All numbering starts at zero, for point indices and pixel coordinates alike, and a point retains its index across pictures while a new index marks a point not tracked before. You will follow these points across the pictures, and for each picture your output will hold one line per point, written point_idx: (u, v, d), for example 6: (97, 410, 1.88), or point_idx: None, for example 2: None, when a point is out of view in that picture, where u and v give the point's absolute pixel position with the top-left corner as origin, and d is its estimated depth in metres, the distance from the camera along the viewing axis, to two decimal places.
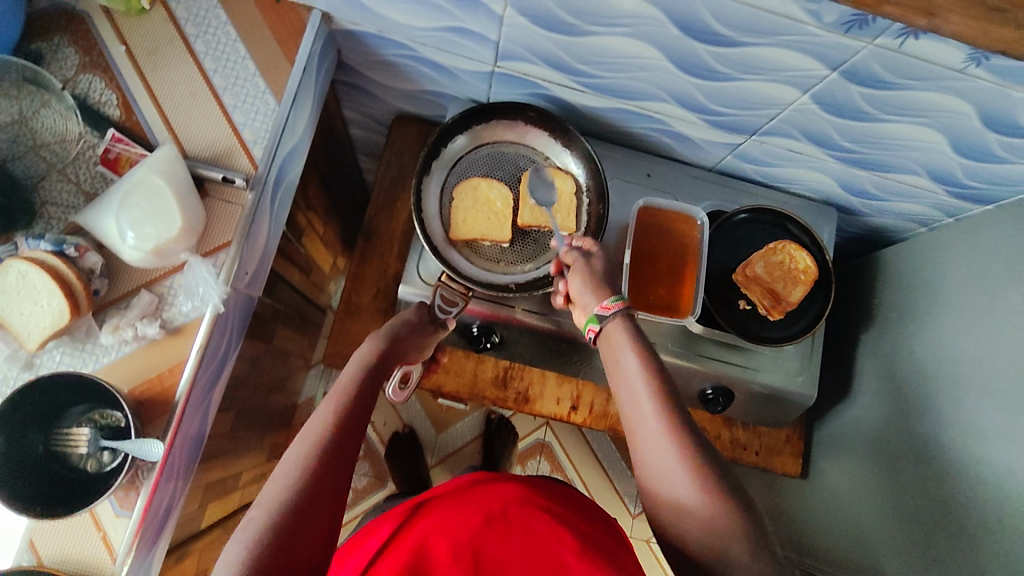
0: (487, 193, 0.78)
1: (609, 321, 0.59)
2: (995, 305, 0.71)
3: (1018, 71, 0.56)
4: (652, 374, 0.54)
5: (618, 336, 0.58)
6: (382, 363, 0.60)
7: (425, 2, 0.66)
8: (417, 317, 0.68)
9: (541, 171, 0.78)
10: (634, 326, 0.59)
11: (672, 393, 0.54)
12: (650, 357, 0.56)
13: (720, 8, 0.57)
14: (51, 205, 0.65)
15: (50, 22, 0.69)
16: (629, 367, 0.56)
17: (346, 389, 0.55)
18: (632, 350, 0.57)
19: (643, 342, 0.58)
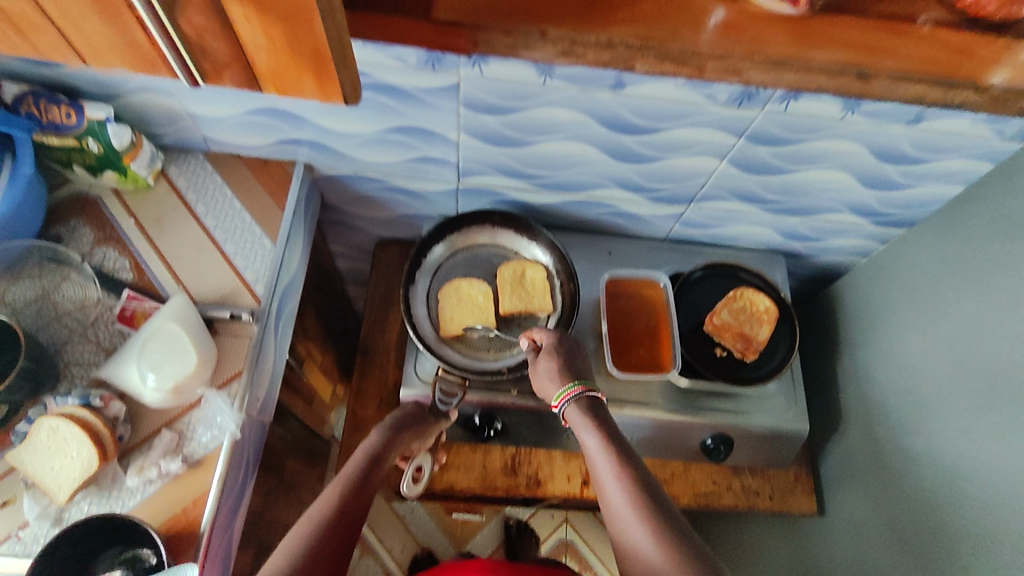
0: (468, 291, 0.85)
1: (569, 407, 0.69)
2: (940, 311, 0.79)
3: (886, 111, 0.67)
4: (607, 444, 0.62)
5: (578, 418, 0.67)
6: (386, 451, 0.68)
7: (392, 141, 0.78)
8: (416, 407, 0.77)
9: (514, 264, 0.87)
10: (592, 407, 0.68)
11: (626, 457, 0.60)
12: (605, 430, 0.64)
13: (633, 105, 0.69)
14: (75, 365, 0.71)
15: (66, 208, 0.78)
16: (591, 445, 0.63)
17: (350, 477, 0.63)
18: (591, 428, 0.64)
19: (600, 418, 0.66)
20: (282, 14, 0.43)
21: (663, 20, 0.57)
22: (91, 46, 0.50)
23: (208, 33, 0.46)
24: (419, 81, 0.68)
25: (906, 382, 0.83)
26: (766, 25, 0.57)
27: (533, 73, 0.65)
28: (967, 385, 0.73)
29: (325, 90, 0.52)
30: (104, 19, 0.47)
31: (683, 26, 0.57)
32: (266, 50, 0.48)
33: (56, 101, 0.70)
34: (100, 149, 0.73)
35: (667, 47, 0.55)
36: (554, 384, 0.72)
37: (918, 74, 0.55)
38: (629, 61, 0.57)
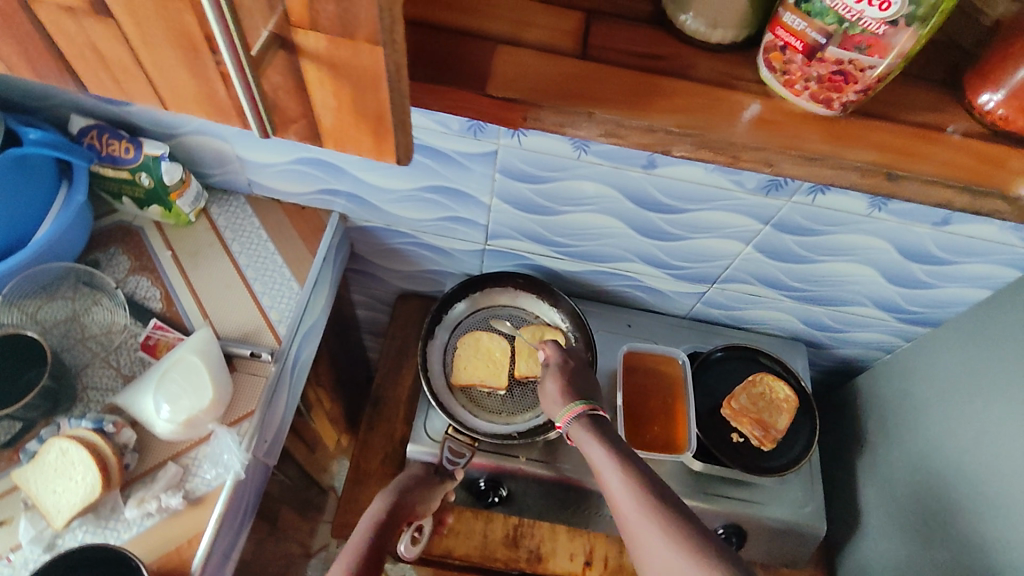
0: (488, 344, 0.87)
1: (573, 425, 0.66)
2: (965, 415, 0.77)
3: (913, 211, 0.69)
4: (615, 457, 0.60)
5: (583, 435, 0.64)
6: (391, 520, 0.67)
7: (425, 199, 0.81)
8: (421, 472, 0.75)
9: (533, 329, 0.88)
10: (595, 423, 0.65)
11: (638, 467, 0.59)
12: (611, 444, 0.61)
13: (663, 185, 0.71)
14: (92, 388, 0.72)
15: (108, 235, 0.81)
16: (599, 459, 0.61)
17: (360, 544, 0.62)
18: (598, 443, 0.62)
19: (605, 433, 0.64)
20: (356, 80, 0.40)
21: (701, 109, 0.56)
22: (165, 86, 0.44)
23: (286, 91, 0.42)
24: (458, 146, 0.71)
25: (931, 489, 0.80)
26: (801, 123, 0.57)
27: (568, 147, 0.68)
28: (1000, 498, 0.70)
29: (382, 150, 0.46)
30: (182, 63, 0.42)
31: (721, 116, 0.56)
32: (335, 111, 0.44)
33: (118, 135, 0.75)
34: (150, 183, 0.77)
35: (707, 136, 0.55)
36: (559, 405, 0.70)
37: (950, 178, 0.54)
38: (668, 145, 0.56)
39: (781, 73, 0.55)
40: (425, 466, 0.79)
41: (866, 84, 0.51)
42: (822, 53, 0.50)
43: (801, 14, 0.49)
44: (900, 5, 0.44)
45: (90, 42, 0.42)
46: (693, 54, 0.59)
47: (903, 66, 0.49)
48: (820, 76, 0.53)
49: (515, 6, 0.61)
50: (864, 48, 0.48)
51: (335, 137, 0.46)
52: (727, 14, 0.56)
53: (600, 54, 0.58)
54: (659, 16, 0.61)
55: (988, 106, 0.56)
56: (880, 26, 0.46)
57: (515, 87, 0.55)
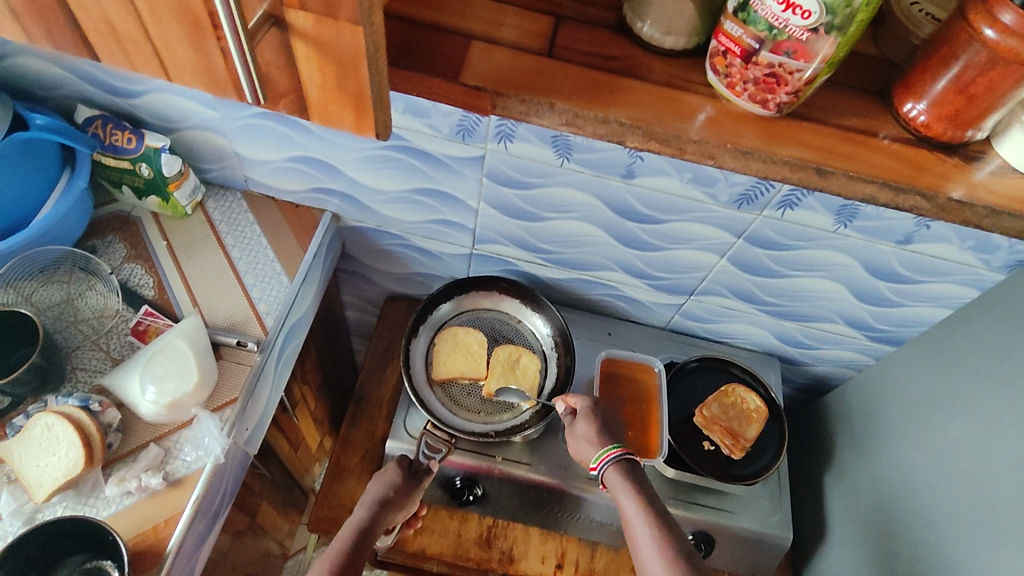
0: (465, 338, 0.90)
1: (609, 470, 0.73)
2: (926, 427, 0.79)
3: (878, 229, 0.72)
4: (649, 513, 0.67)
5: (616, 481, 0.71)
6: (374, 529, 0.71)
7: (415, 201, 0.84)
8: (398, 482, 0.76)
9: (511, 347, 0.90)
10: (631, 471, 0.72)
11: (666, 526, 0.67)
12: (644, 496, 0.69)
13: (641, 196, 0.75)
14: (81, 369, 0.74)
15: (106, 224, 0.84)
16: (629, 509, 0.69)
17: (336, 556, 0.67)
18: (629, 493, 0.70)
19: (639, 483, 0.71)
20: (339, 60, 0.43)
21: (648, 108, 0.59)
22: (171, 60, 0.45)
23: (278, 67, 0.45)
24: (448, 149, 0.74)
25: (897, 495, 0.82)
26: (741, 123, 0.59)
27: (551, 154, 0.71)
28: (958, 504, 0.73)
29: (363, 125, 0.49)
30: (186, 40, 0.44)
31: (667, 114, 0.59)
32: (320, 87, 0.46)
33: (122, 126, 0.78)
34: (150, 174, 0.80)
35: (654, 128, 0.57)
36: (592, 446, 0.76)
37: (872, 177, 0.57)
38: (620, 137, 0.59)
39: (723, 76, 0.57)
40: (400, 466, 0.79)
41: (795, 87, 0.54)
42: (756, 57, 0.53)
43: (738, 22, 0.52)
44: (820, 14, 0.47)
45: (104, 18, 0.44)
46: (648, 58, 0.62)
47: (828, 71, 0.52)
48: (755, 78, 0.55)
49: (489, 8, 0.64)
50: (791, 53, 0.51)
51: (320, 114, 0.49)
52: (679, 22, 0.59)
53: (562, 54, 0.61)
54: (621, 22, 0.63)
55: (912, 114, 0.59)
56: (804, 33, 0.49)
57: (482, 76, 0.59)
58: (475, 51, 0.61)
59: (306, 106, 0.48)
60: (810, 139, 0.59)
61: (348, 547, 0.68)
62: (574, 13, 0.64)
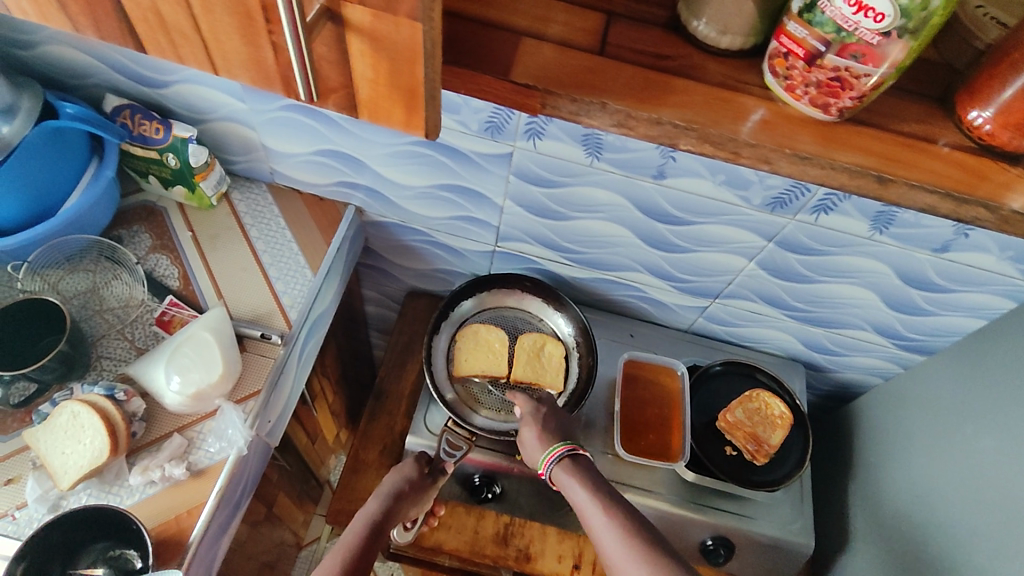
0: (487, 336, 0.89)
1: (555, 469, 0.70)
2: (956, 440, 0.77)
3: (914, 236, 0.70)
4: (599, 500, 0.64)
5: (565, 479, 0.69)
6: (388, 522, 0.69)
7: (440, 198, 0.84)
8: (415, 475, 0.75)
9: (536, 334, 0.90)
10: (576, 464, 0.69)
11: (621, 510, 0.64)
12: (592, 485, 0.67)
13: (672, 197, 0.73)
14: (106, 358, 0.74)
15: (132, 214, 0.84)
16: (580, 502, 0.66)
17: (351, 547, 0.64)
18: (578, 485, 0.67)
19: (588, 476, 0.68)
20: (395, 56, 0.41)
21: (707, 110, 0.57)
22: (218, 49, 0.45)
23: (330, 63, 0.44)
24: (477, 146, 0.73)
25: (923, 505, 0.80)
26: (797, 126, 0.58)
27: (581, 153, 0.70)
28: (985, 519, 0.71)
29: (413, 123, 0.48)
30: (238, 33, 0.43)
31: (724, 116, 0.57)
32: (372, 83, 0.45)
33: (149, 117, 0.78)
34: (177, 164, 0.80)
35: (708, 130, 0.56)
36: (538, 451, 0.74)
37: (935, 186, 0.55)
38: (673, 139, 0.58)
39: (782, 78, 0.56)
40: (418, 462, 0.78)
41: (861, 92, 0.53)
42: (821, 60, 0.52)
43: (802, 23, 0.51)
44: (894, 18, 0.45)
45: (154, 7, 0.43)
46: (704, 58, 0.61)
47: (897, 76, 0.51)
48: (818, 82, 0.54)
49: (536, 4, 0.63)
50: (859, 56, 0.49)
51: (371, 111, 0.48)
52: (737, 20, 0.57)
53: (615, 52, 0.60)
54: (675, 20, 0.62)
55: (977, 122, 0.57)
56: (874, 37, 0.47)
57: (531, 74, 0.58)
58: (514, 47, 0.60)
59: (355, 103, 0.48)
60: (869, 145, 0.57)
61: (362, 538, 0.65)
62: (627, 11, 0.63)
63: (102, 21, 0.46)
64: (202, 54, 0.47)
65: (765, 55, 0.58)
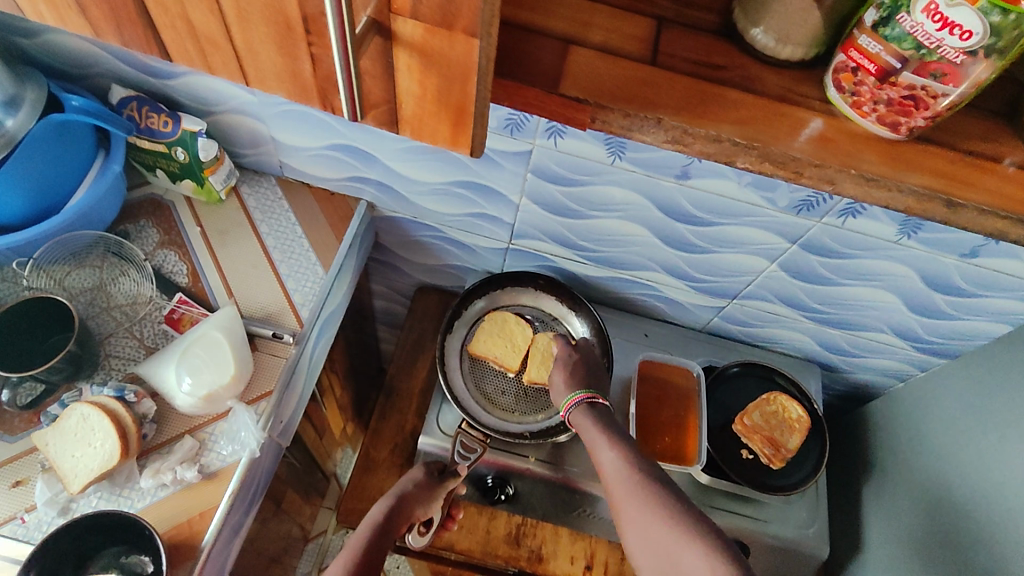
0: (513, 327, 0.88)
1: (574, 411, 0.73)
2: (978, 447, 0.76)
3: (944, 241, 0.68)
4: (609, 437, 0.67)
5: (581, 419, 0.71)
6: (393, 526, 0.70)
7: (455, 194, 0.82)
8: (421, 478, 0.75)
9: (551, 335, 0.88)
10: (594, 408, 0.72)
11: (631, 447, 0.66)
12: (606, 425, 0.69)
13: (695, 198, 0.72)
14: (114, 357, 0.73)
15: (139, 208, 0.82)
16: (592, 439, 0.68)
17: (355, 552, 0.65)
18: (591, 424, 0.69)
19: (603, 418, 0.71)
20: (448, 72, 0.41)
21: (768, 125, 0.55)
22: (248, 55, 0.43)
23: (375, 76, 0.43)
24: (495, 143, 0.71)
25: (942, 512, 0.80)
26: (861, 144, 0.56)
27: (603, 152, 0.68)
28: (1005, 527, 0.71)
29: (458, 140, 0.47)
30: (275, 44, 0.42)
31: (783, 128, 0.55)
32: (417, 99, 0.44)
33: (157, 109, 0.75)
34: (185, 159, 0.78)
35: (748, 141, 0.54)
36: (563, 393, 0.76)
37: (1004, 210, 0.53)
38: (732, 157, 0.56)
39: (849, 94, 0.54)
40: (426, 467, 0.78)
41: (935, 112, 0.51)
42: (896, 77, 0.50)
43: (877, 38, 0.49)
44: (982, 36, 0.43)
45: (185, 15, 0.41)
46: (762, 69, 0.59)
47: (975, 95, 0.49)
48: (889, 99, 0.52)
49: (580, 7, 0.61)
50: (938, 75, 0.48)
51: (413, 127, 0.47)
52: (799, 30, 0.55)
53: (668, 62, 0.58)
54: (728, 26, 0.60)
55: None
56: (958, 55, 0.45)
57: (581, 87, 0.55)
58: (543, 48, 0.58)
59: (398, 118, 0.46)
60: (927, 163, 0.55)
61: (364, 543, 0.66)
62: (677, 15, 0.61)
63: (127, 27, 0.44)
64: (234, 65, 0.45)
65: (827, 67, 0.56)
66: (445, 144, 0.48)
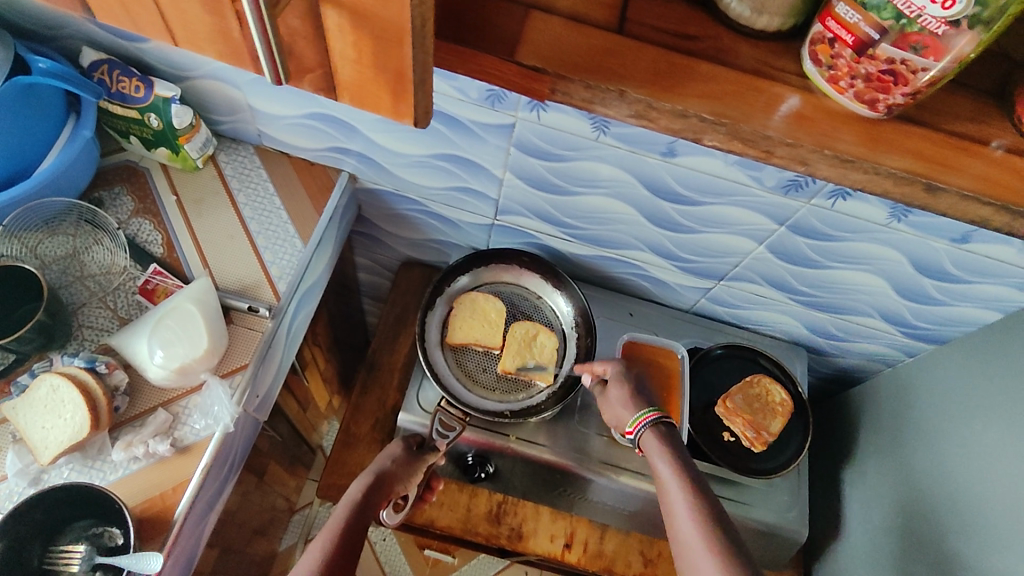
0: (484, 305, 0.87)
1: (644, 434, 0.69)
2: (962, 436, 0.76)
3: (934, 226, 0.67)
4: (683, 478, 0.63)
5: (652, 445, 0.68)
6: (375, 500, 0.68)
7: (437, 167, 0.80)
8: (399, 452, 0.73)
9: (527, 325, 0.86)
10: (668, 436, 0.68)
11: (703, 492, 0.62)
12: (681, 460, 0.65)
13: (681, 176, 0.70)
14: (87, 327, 0.72)
15: (113, 174, 0.80)
16: (663, 471, 0.65)
17: (337, 529, 0.62)
18: (663, 456, 0.66)
19: (676, 451, 0.67)
20: (381, 33, 0.38)
21: (738, 99, 0.53)
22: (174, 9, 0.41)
23: (304, 37, 0.41)
24: (477, 114, 0.69)
25: (922, 502, 0.80)
26: (839, 123, 0.54)
27: (587, 126, 0.66)
28: (982, 517, 0.71)
29: (401, 112, 0.46)
30: (200, 4, 0.40)
31: (755, 107, 0.53)
32: (355, 64, 0.42)
33: (129, 73, 0.73)
34: (159, 125, 0.75)
35: (725, 119, 0.52)
36: (626, 411, 0.73)
37: (990, 198, 0.52)
38: (699, 133, 0.54)
39: (826, 68, 0.52)
40: (405, 441, 0.76)
41: (914, 88, 0.49)
42: (874, 49, 0.48)
43: (854, 6, 0.47)
44: (965, 6, 0.41)
45: None
46: (735, 40, 0.56)
47: (959, 71, 0.46)
48: (868, 74, 0.50)
49: None
50: (919, 48, 0.45)
51: (353, 91, 0.45)
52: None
53: (635, 30, 0.56)
54: None
55: None
56: (941, 26, 0.43)
57: (541, 56, 0.53)
58: (515, 17, 0.55)
59: (333, 83, 0.45)
60: (913, 147, 0.53)
61: (346, 521, 0.63)
62: None
63: None
64: (158, 20, 0.43)
65: (804, 38, 0.54)
66: (387, 113, 0.46)
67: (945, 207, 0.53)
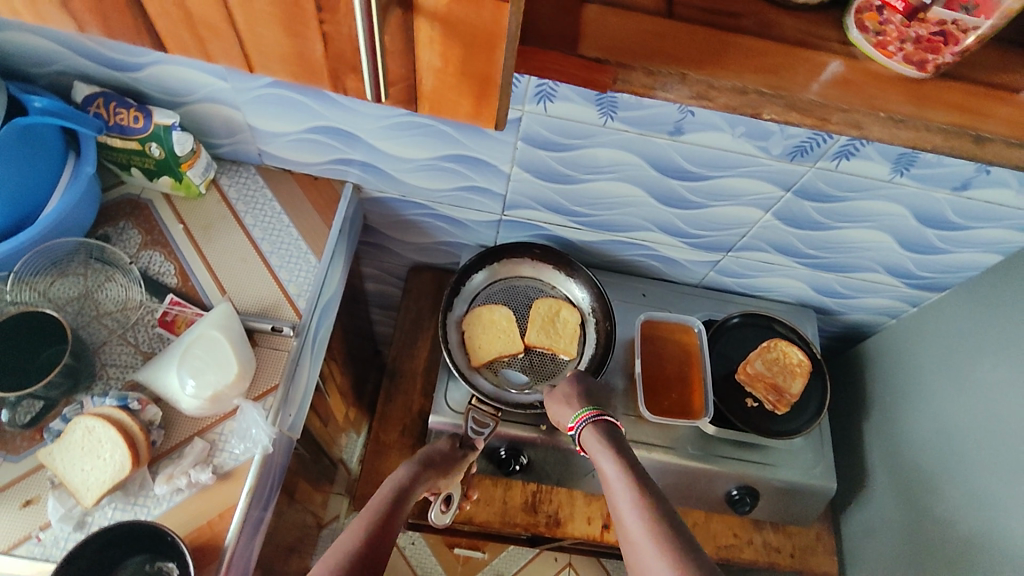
0: (490, 316, 0.87)
1: (584, 433, 0.66)
2: (973, 377, 0.78)
3: (935, 176, 0.69)
4: (627, 476, 0.58)
5: (592, 443, 0.64)
6: (412, 487, 0.64)
7: (443, 168, 0.80)
8: (447, 447, 0.73)
9: (551, 300, 0.88)
10: (606, 431, 0.65)
11: (637, 475, 0.58)
12: (617, 452, 0.61)
13: (688, 152, 0.71)
14: (111, 366, 0.71)
15: (116, 210, 0.79)
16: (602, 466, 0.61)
17: (375, 513, 0.58)
18: (602, 451, 0.62)
19: (614, 442, 0.64)
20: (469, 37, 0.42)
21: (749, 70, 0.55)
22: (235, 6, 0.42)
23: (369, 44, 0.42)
24: None
25: (940, 445, 0.82)
26: (842, 85, 0.55)
27: (594, 113, 0.67)
28: (998, 452, 0.74)
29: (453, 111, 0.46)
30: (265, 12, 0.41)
31: (767, 78, 0.55)
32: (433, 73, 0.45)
33: (126, 104, 0.72)
34: (161, 154, 0.74)
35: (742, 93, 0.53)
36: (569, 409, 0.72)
37: (992, 135, 0.54)
38: (755, 109, 0.55)
39: (873, 34, 0.57)
40: (452, 441, 0.76)
41: (964, 47, 0.53)
42: (926, 12, 0.54)
43: None
44: None
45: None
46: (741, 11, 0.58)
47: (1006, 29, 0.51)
48: (917, 37, 0.55)
49: None
50: (969, 8, 0.52)
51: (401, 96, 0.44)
52: None
53: (682, 12, 0.59)
54: None
55: None
56: None
57: (600, 47, 0.54)
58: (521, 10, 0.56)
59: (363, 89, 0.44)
60: (914, 103, 0.55)
61: (387, 504, 0.60)
62: None
63: None
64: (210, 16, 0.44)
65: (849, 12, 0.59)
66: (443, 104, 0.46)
67: (994, 158, 0.55)
